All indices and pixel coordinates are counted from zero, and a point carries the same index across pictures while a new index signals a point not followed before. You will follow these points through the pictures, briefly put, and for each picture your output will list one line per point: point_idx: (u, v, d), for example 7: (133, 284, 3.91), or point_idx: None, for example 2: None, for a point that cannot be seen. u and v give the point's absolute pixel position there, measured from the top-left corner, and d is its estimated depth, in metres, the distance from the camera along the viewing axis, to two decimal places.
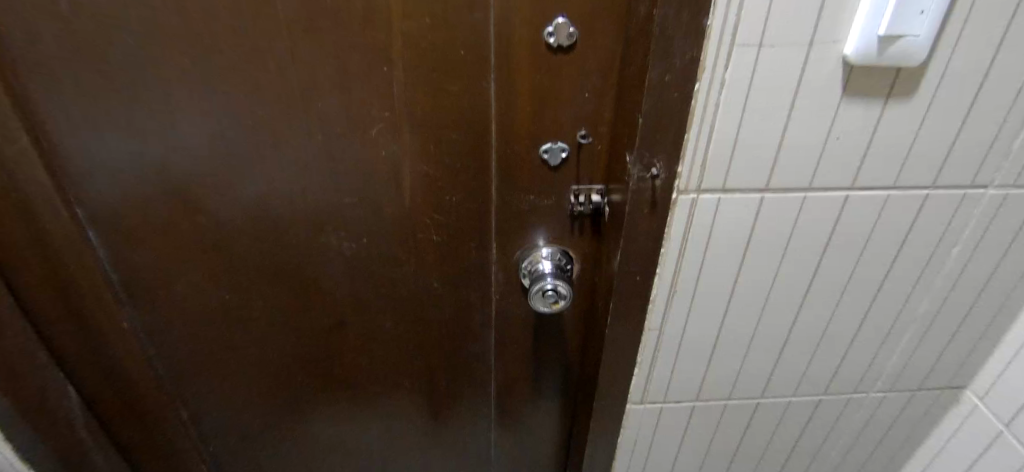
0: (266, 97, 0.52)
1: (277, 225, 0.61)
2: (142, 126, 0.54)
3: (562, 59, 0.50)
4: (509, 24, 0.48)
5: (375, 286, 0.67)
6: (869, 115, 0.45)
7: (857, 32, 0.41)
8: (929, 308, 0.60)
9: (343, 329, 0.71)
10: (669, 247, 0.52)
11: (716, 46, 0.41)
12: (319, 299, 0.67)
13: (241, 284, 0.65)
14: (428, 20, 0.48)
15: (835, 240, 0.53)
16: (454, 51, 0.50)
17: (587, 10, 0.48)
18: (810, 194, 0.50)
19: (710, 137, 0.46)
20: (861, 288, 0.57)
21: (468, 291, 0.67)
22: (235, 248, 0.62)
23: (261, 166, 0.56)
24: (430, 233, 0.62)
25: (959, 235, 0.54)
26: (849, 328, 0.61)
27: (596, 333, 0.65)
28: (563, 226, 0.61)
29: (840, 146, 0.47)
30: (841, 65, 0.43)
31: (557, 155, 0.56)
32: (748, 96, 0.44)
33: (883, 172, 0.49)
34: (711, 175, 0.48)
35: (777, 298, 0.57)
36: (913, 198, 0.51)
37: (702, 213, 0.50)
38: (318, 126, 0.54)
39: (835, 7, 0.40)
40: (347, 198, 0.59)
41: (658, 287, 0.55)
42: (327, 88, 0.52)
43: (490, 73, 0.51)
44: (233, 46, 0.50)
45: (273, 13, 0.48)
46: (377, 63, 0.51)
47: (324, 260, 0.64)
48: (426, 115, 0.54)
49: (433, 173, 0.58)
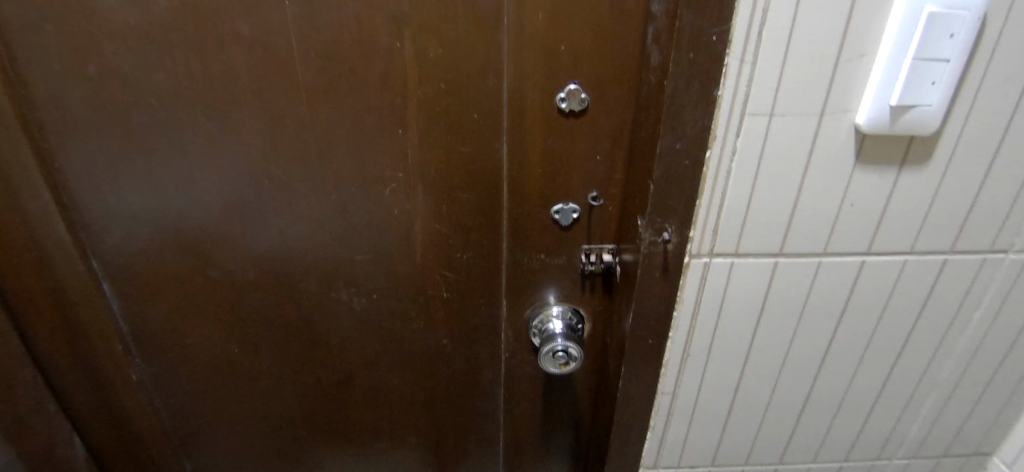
0: (283, 157, 0.53)
1: (288, 280, 0.61)
2: (161, 184, 0.55)
3: (574, 123, 0.51)
4: (522, 89, 0.49)
5: (383, 342, 0.66)
6: (883, 182, 0.45)
7: (868, 102, 0.41)
8: (953, 374, 0.57)
9: (350, 384, 0.69)
10: (682, 310, 0.51)
11: (727, 115, 0.42)
12: (326, 353, 0.66)
13: (250, 338, 0.65)
14: (443, 86, 0.50)
15: (852, 304, 0.52)
16: (467, 114, 0.51)
17: (599, 77, 0.49)
18: (825, 259, 0.49)
19: (722, 203, 0.45)
20: (881, 353, 0.55)
21: (476, 347, 0.66)
22: (245, 302, 0.62)
23: (275, 222, 0.57)
24: (440, 290, 0.62)
25: (980, 300, 0.52)
26: (869, 394, 0.59)
27: (607, 394, 0.63)
28: (575, 284, 0.60)
29: (854, 212, 0.46)
30: (853, 133, 0.43)
31: (568, 216, 0.56)
32: (760, 164, 0.43)
33: (899, 237, 0.48)
34: (724, 241, 0.47)
35: (794, 362, 0.56)
36: (930, 262, 0.50)
37: (715, 277, 0.49)
38: (333, 184, 0.55)
39: (844, 79, 0.40)
40: (358, 254, 0.59)
41: (671, 351, 0.54)
42: (343, 149, 0.53)
43: (502, 135, 0.52)
44: (254, 109, 0.51)
45: (294, 78, 0.50)
46: (392, 126, 0.52)
47: (333, 315, 0.63)
48: (439, 175, 0.54)
49: (444, 231, 0.58)
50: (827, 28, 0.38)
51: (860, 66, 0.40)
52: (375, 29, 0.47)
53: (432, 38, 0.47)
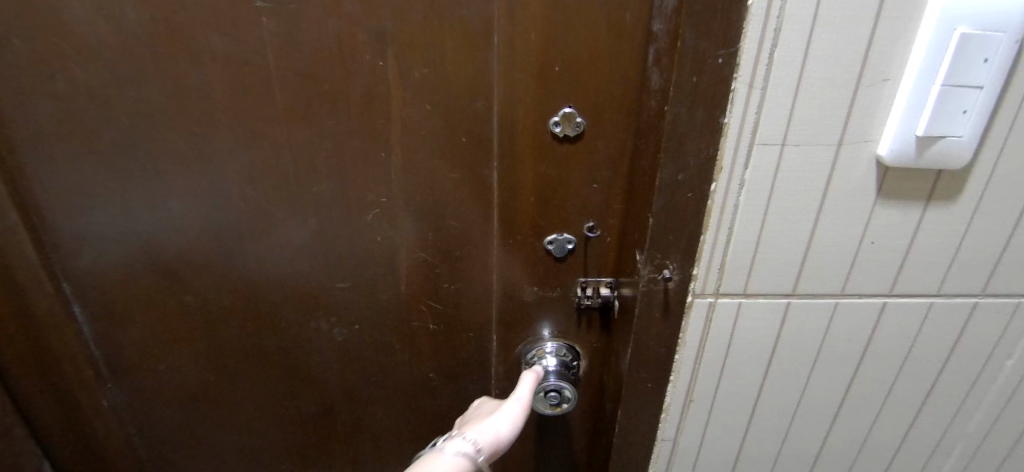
0: (260, 180, 0.50)
1: (267, 308, 0.57)
2: (135, 205, 0.52)
3: (569, 149, 0.47)
4: (514, 113, 0.46)
5: (367, 374, 0.62)
6: (907, 219, 0.41)
7: (892, 131, 0.37)
8: (981, 426, 0.52)
9: (331, 418, 0.66)
10: (684, 354, 0.47)
11: (734, 144, 0.38)
12: (307, 385, 0.63)
13: (227, 367, 0.61)
14: (429, 107, 0.47)
15: (872, 349, 0.47)
16: (456, 137, 0.48)
17: (596, 101, 0.45)
18: (842, 300, 0.45)
19: (729, 239, 0.41)
20: (903, 403, 0.51)
21: (466, 381, 0.62)
22: (223, 330, 0.59)
23: (252, 248, 0.54)
24: (426, 321, 0.58)
25: (1013, 348, 0.47)
26: (889, 446, 0.54)
27: (604, 436, 0.59)
28: (569, 319, 0.57)
29: (875, 251, 0.42)
30: (874, 166, 0.39)
31: (562, 246, 0.52)
32: (771, 197, 0.40)
33: (924, 279, 0.44)
34: (730, 279, 0.43)
35: (807, 410, 0.51)
36: (959, 306, 0.45)
37: (721, 318, 0.45)
38: (312, 210, 0.52)
39: (865, 106, 0.37)
40: (339, 283, 0.56)
41: (672, 395, 0.50)
42: (323, 173, 0.50)
43: (492, 160, 0.49)
44: (230, 129, 0.48)
45: (272, 97, 0.47)
46: (374, 149, 0.49)
47: (313, 345, 0.60)
48: (425, 201, 0.51)
49: (430, 260, 0.54)
50: (845, 51, 0.35)
51: (882, 92, 0.36)
52: (357, 48, 0.44)
53: (418, 57, 0.44)
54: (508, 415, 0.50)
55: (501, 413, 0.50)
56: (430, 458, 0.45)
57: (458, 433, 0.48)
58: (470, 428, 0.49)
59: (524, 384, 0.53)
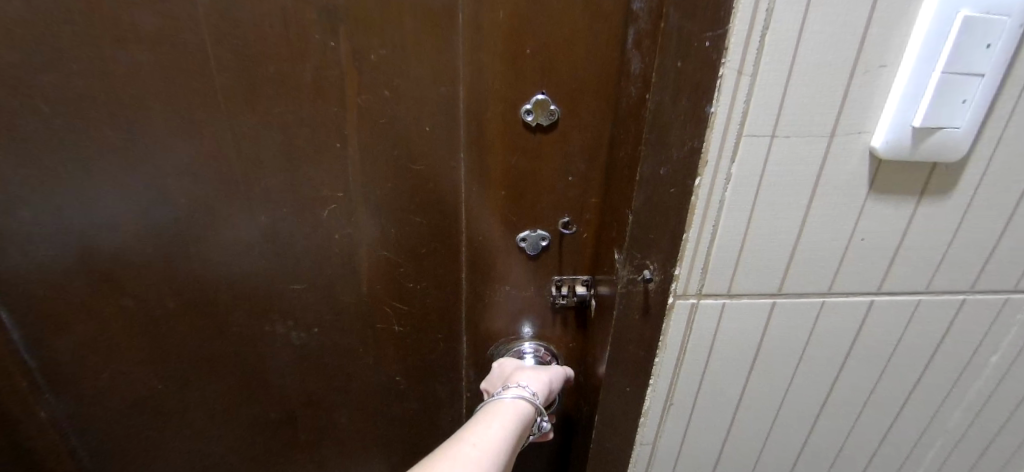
0: (202, 173, 0.45)
1: (217, 313, 0.53)
2: (57, 203, 0.46)
3: (542, 139, 0.44)
4: (482, 99, 0.42)
5: (330, 379, 0.58)
6: (899, 214, 0.39)
7: (887, 121, 0.34)
8: (961, 422, 0.51)
9: (292, 425, 0.62)
10: (664, 357, 0.44)
11: (721, 135, 0.34)
12: (265, 391, 0.59)
13: (176, 376, 0.56)
14: (388, 93, 0.42)
15: (858, 348, 0.46)
16: (419, 126, 0.44)
17: (571, 87, 0.41)
18: (828, 299, 0.42)
19: (713, 237, 0.38)
20: (886, 401, 0.49)
21: (436, 383, 0.60)
22: (170, 338, 0.54)
23: (197, 248, 0.49)
24: (391, 323, 0.55)
25: (998, 344, 0.46)
26: (871, 443, 0.52)
27: (582, 438, 0.57)
28: (543, 318, 0.54)
29: (864, 248, 0.40)
30: (867, 158, 0.36)
31: (536, 243, 0.49)
32: (758, 193, 0.37)
33: (913, 277, 0.42)
34: (714, 280, 0.40)
35: (791, 409, 0.49)
36: (947, 302, 0.44)
37: (703, 319, 0.43)
38: (262, 206, 0.47)
39: (860, 94, 0.34)
40: (295, 284, 0.51)
41: (652, 399, 0.47)
42: (272, 165, 0.45)
43: (459, 151, 0.45)
44: (164, 117, 0.43)
45: (210, 81, 0.41)
46: (329, 139, 0.44)
47: (270, 350, 0.56)
48: (387, 196, 0.47)
49: (394, 258, 0.51)
50: (841, 33, 0.32)
51: (878, 79, 0.33)
52: (305, 25, 0.39)
53: (375, 37, 0.40)
54: (547, 370, 0.52)
55: (539, 368, 0.52)
56: (494, 409, 0.47)
57: (511, 383, 0.50)
58: (520, 377, 0.50)
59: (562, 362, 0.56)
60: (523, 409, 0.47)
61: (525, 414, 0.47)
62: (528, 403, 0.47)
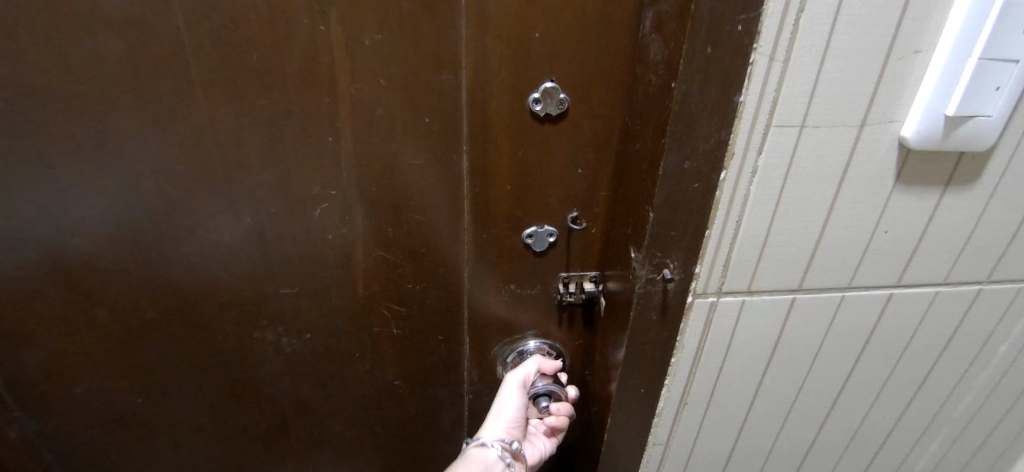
0: (179, 173, 0.41)
1: (201, 321, 0.49)
2: (13, 207, 0.41)
3: (551, 130, 0.41)
4: (486, 88, 0.39)
5: (324, 385, 0.55)
6: (923, 205, 0.37)
7: (920, 110, 0.32)
8: (969, 409, 0.51)
9: (285, 434, 0.59)
10: (680, 357, 0.43)
11: (748, 127, 0.32)
12: (255, 401, 0.55)
13: (158, 389, 0.52)
14: (385, 82, 0.39)
15: (875, 341, 0.45)
16: (418, 118, 0.40)
17: (582, 74, 0.38)
18: (848, 293, 0.41)
19: (735, 233, 0.37)
20: (898, 392, 0.49)
21: (436, 385, 0.57)
22: (149, 350, 0.50)
23: (177, 253, 0.45)
24: (388, 326, 0.52)
25: (1009, 331, 0.46)
26: (881, 433, 0.52)
27: (591, 436, 0.56)
28: (548, 317, 0.52)
29: (887, 240, 0.39)
30: (896, 149, 0.34)
31: (543, 240, 0.46)
32: (783, 186, 0.35)
33: (933, 268, 0.41)
34: (734, 277, 0.39)
35: (804, 404, 0.48)
36: (964, 293, 0.43)
37: (721, 317, 0.41)
38: (246, 207, 0.43)
39: (893, 81, 0.32)
40: (285, 288, 0.48)
41: (666, 399, 0.46)
42: (257, 162, 0.41)
43: (462, 144, 0.42)
44: (135, 111, 0.38)
45: (185, 70, 0.37)
46: (320, 132, 0.40)
47: (258, 359, 0.52)
48: (383, 192, 0.44)
49: (391, 259, 0.48)
50: (877, 16, 0.30)
51: (912, 65, 0.32)
52: (291, 6, 0.35)
53: (368, 20, 0.36)
54: (503, 389, 0.53)
55: (500, 392, 0.54)
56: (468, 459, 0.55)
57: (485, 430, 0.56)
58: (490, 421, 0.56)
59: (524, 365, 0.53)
60: (476, 453, 0.53)
61: (475, 457, 0.53)
62: (477, 448, 0.53)
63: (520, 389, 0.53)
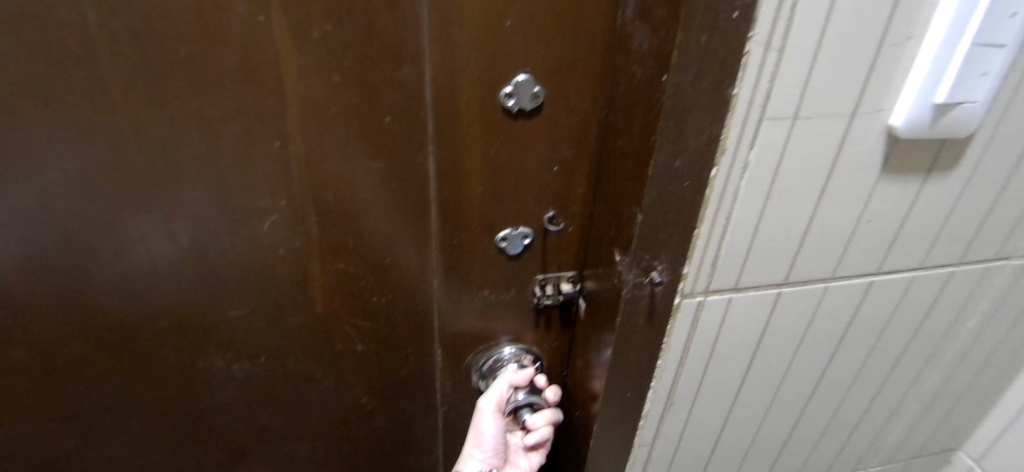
0: (93, 190, 0.35)
1: (135, 354, 0.43)
2: None
3: (525, 127, 0.37)
4: (453, 82, 0.35)
5: (284, 409, 0.51)
6: (906, 194, 0.37)
7: (909, 99, 0.31)
8: (936, 383, 0.53)
9: (242, 462, 0.54)
10: (667, 358, 0.41)
11: (741, 121, 0.30)
12: (206, 431, 0.50)
13: (88, 431, 0.46)
14: (337, 78, 0.34)
15: (854, 328, 0.45)
16: (377, 117, 0.36)
17: (558, 65, 0.35)
18: (831, 284, 0.41)
19: (725, 230, 0.35)
20: (873, 373, 0.50)
21: (408, 398, 0.54)
22: (75, 391, 0.43)
23: (99, 282, 0.38)
24: (353, 342, 0.48)
25: (975, 309, 0.47)
26: (856, 412, 0.53)
27: (574, 436, 0.55)
28: (525, 322, 0.49)
29: (871, 230, 0.38)
30: (883, 138, 0.33)
31: (518, 242, 0.43)
32: (774, 181, 0.33)
33: (911, 255, 0.41)
34: (722, 276, 0.37)
35: (786, 392, 0.48)
36: (937, 276, 0.43)
37: (709, 317, 0.40)
38: (182, 224, 0.37)
39: (885, 69, 0.30)
40: (233, 311, 0.43)
41: (652, 401, 0.44)
42: (190, 173, 0.36)
43: (428, 145, 0.38)
44: (31, 120, 0.32)
45: (91, 67, 0.31)
46: (264, 137, 0.35)
47: (207, 388, 0.47)
48: (340, 201, 0.39)
49: (353, 271, 0.43)
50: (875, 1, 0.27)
51: (904, 53, 0.30)
52: None
53: (314, 8, 0.31)
54: (480, 413, 0.51)
55: (476, 418, 0.52)
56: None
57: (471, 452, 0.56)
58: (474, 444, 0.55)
59: (499, 388, 0.50)
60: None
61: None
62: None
63: (495, 413, 0.50)
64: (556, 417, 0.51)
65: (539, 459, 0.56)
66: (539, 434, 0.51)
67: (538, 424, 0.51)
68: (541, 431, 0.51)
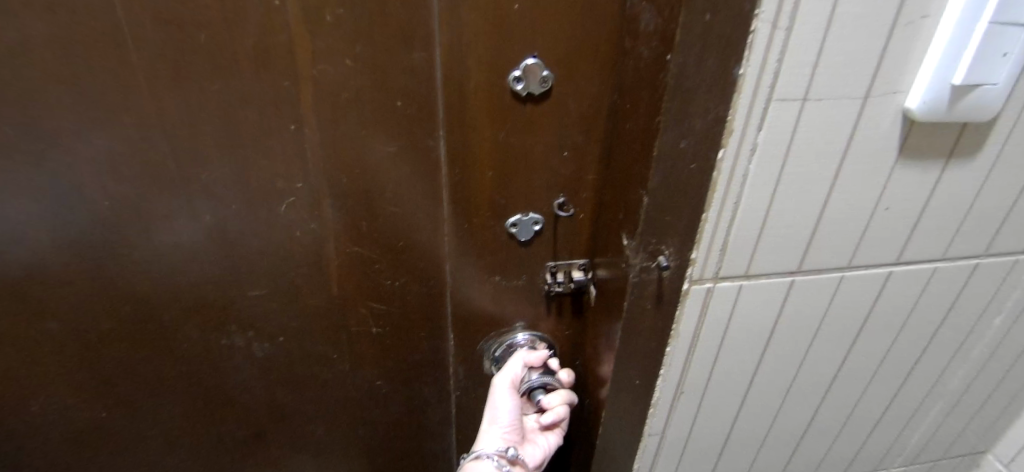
0: (126, 169, 0.37)
1: (162, 331, 0.45)
2: None
3: (534, 111, 0.38)
4: (461, 67, 0.36)
5: (303, 390, 0.52)
6: (925, 179, 0.36)
7: (926, 80, 0.30)
8: (963, 381, 0.51)
9: (262, 442, 0.56)
10: (676, 346, 0.41)
11: (749, 100, 0.30)
12: (228, 409, 0.52)
13: (120, 405, 0.48)
14: (349, 62, 0.35)
15: (873, 320, 0.43)
16: (389, 101, 0.37)
17: (565, 49, 0.35)
18: (847, 274, 0.40)
19: (734, 213, 0.34)
20: (893, 369, 0.48)
21: (421, 383, 0.55)
22: (107, 365, 0.46)
23: (129, 259, 0.41)
24: (367, 325, 0.49)
25: (1003, 304, 0.45)
26: (877, 409, 0.52)
27: (587, 424, 0.55)
28: (536, 309, 0.50)
29: (888, 217, 0.37)
30: (899, 120, 0.32)
31: (528, 228, 0.44)
32: (784, 164, 0.33)
33: (932, 244, 0.39)
34: (732, 262, 0.37)
35: (802, 386, 0.47)
36: (961, 268, 0.42)
37: (719, 305, 0.39)
38: (205, 204, 0.39)
39: (901, 48, 0.29)
40: (253, 290, 0.45)
41: (661, 390, 0.44)
42: (213, 154, 0.37)
43: (438, 129, 0.39)
44: (70, 103, 0.34)
45: (123, 52, 0.33)
46: (282, 120, 0.37)
47: (228, 367, 0.49)
48: (354, 184, 0.40)
49: (366, 254, 0.44)
50: None
51: (920, 31, 0.29)
52: None
53: None
54: (494, 392, 0.51)
55: (491, 396, 0.52)
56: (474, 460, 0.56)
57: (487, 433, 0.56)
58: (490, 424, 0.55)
59: (513, 367, 0.50)
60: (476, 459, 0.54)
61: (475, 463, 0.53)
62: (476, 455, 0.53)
63: (510, 392, 0.50)
64: (571, 396, 0.51)
65: (556, 437, 0.56)
66: (556, 414, 0.51)
67: (554, 404, 0.51)
68: (557, 411, 0.51)
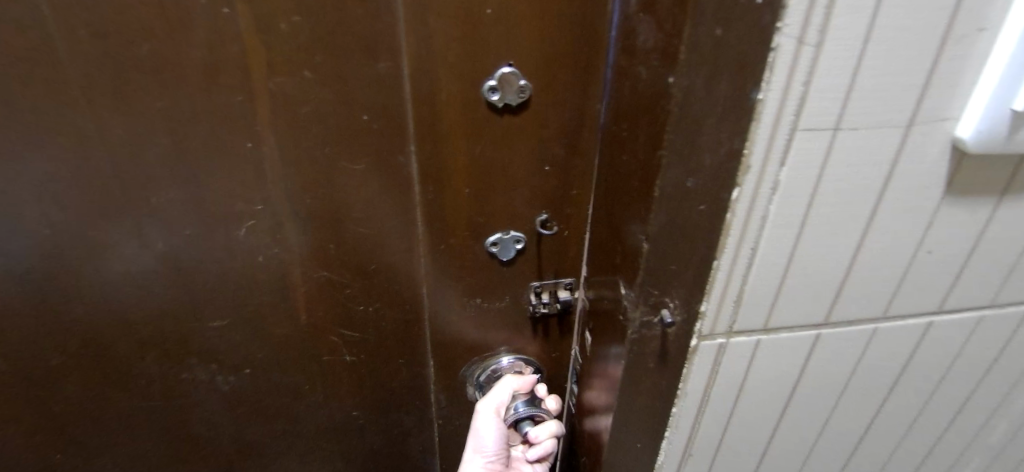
0: (61, 194, 0.33)
1: (115, 364, 0.41)
2: None
3: (511, 123, 0.35)
4: (431, 76, 0.32)
5: (274, 422, 0.48)
6: (977, 221, 0.30)
7: (980, 104, 0.25)
8: (1006, 434, 0.45)
9: None
10: (682, 409, 0.37)
11: (772, 126, 0.25)
12: (192, 444, 0.48)
13: (72, 444, 0.44)
14: (308, 74, 0.31)
15: (908, 374, 0.38)
16: (354, 115, 0.33)
17: (541, 55, 0.32)
18: (882, 325, 0.34)
19: (750, 264, 0.30)
20: (929, 423, 0.43)
21: (401, 412, 0.51)
22: (56, 403, 0.42)
23: (72, 290, 0.37)
24: (339, 354, 0.45)
25: None
26: (909, 465, 0.46)
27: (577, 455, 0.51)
28: (521, 332, 0.46)
29: (931, 262, 0.32)
30: (947, 153, 0.27)
31: (510, 247, 0.40)
32: (811, 205, 0.28)
33: (979, 291, 0.34)
34: (747, 316, 0.32)
35: (827, 443, 0.42)
36: (1010, 316, 0.36)
37: (732, 361, 0.34)
38: (156, 230, 0.35)
39: (952, 68, 0.24)
40: (215, 321, 0.41)
41: (666, 454, 0.40)
42: (161, 176, 0.33)
43: (409, 144, 0.35)
44: None
45: (48, 64, 0.29)
46: (236, 138, 0.33)
47: (191, 400, 0.45)
48: (320, 206, 0.36)
49: (337, 281, 0.41)
50: None
51: (975, 47, 0.24)
52: None
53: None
54: (478, 420, 0.47)
55: (474, 422, 0.48)
56: None
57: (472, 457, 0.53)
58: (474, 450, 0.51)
59: (498, 393, 0.46)
60: None
61: None
62: None
63: (494, 420, 0.46)
64: (560, 430, 0.48)
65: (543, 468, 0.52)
66: (542, 447, 0.48)
67: (541, 437, 0.47)
68: (544, 444, 0.48)
